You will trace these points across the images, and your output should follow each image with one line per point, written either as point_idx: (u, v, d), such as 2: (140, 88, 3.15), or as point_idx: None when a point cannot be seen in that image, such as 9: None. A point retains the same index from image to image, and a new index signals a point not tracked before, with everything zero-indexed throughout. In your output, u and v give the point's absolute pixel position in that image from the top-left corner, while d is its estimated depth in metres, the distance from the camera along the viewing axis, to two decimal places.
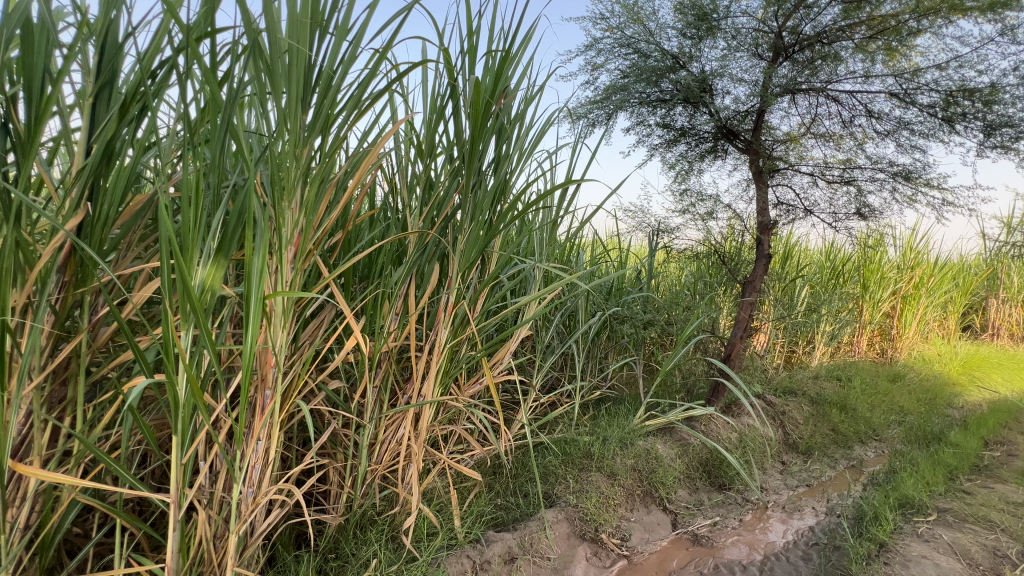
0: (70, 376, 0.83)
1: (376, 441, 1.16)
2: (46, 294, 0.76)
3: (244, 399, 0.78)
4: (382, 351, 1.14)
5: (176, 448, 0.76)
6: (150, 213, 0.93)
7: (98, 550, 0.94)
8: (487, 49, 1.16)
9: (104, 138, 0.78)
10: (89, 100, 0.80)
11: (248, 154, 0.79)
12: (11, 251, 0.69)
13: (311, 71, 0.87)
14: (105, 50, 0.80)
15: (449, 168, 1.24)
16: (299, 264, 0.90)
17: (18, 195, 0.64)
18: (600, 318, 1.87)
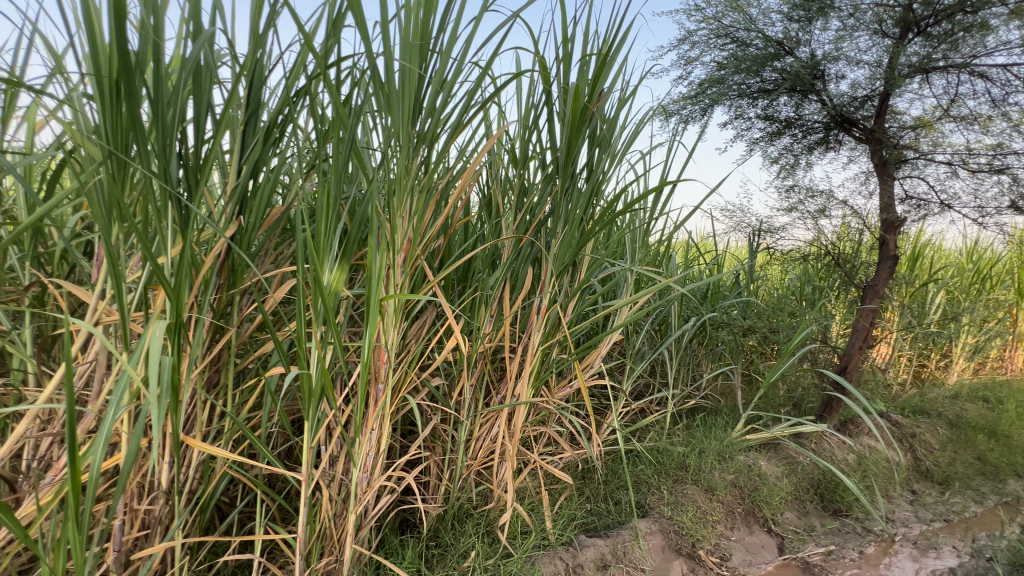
0: (223, 364, 0.97)
1: (472, 438, 1.21)
2: (208, 294, 0.89)
3: (361, 391, 0.86)
4: (479, 351, 1.18)
5: (307, 432, 0.86)
6: (284, 223, 1.06)
7: (241, 517, 1.09)
8: (583, 54, 1.17)
9: (253, 159, 0.90)
10: (240, 127, 0.92)
11: (367, 167, 0.87)
12: (187, 256, 0.82)
13: (421, 88, 0.94)
14: (253, 83, 0.92)
15: (542, 173, 1.26)
16: (408, 268, 0.97)
17: (195, 210, 0.76)
18: (695, 324, 1.78)
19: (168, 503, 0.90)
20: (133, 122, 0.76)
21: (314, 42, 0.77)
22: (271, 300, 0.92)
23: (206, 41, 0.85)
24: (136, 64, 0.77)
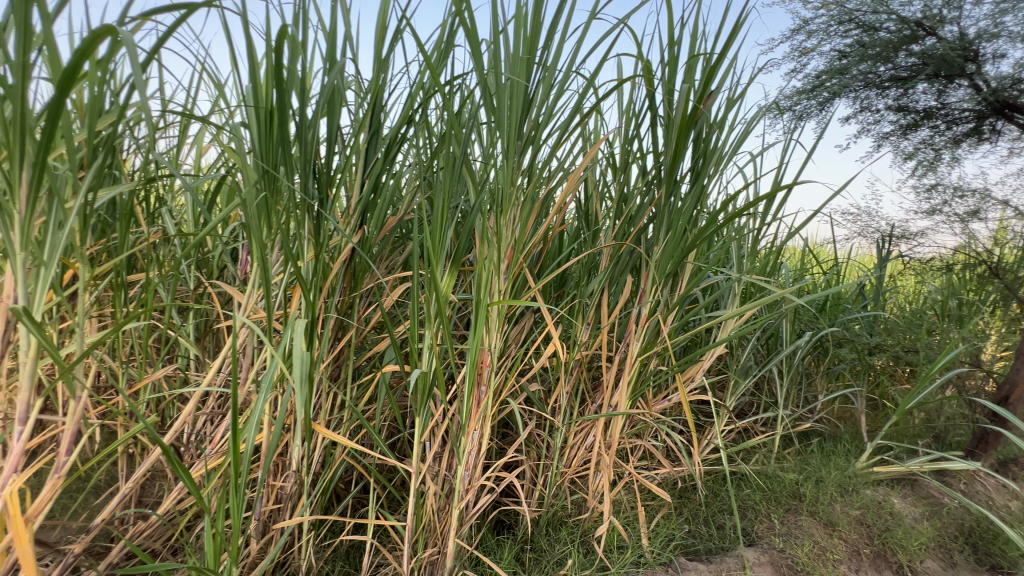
0: (344, 360, 1.07)
1: (567, 445, 1.21)
2: (335, 296, 0.99)
3: (467, 391, 0.90)
4: (576, 359, 1.18)
5: (418, 427, 0.91)
6: (398, 232, 1.14)
7: (355, 501, 1.19)
8: (690, 55, 1.13)
9: (375, 175, 0.99)
10: (363, 146, 1.02)
11: (476, 178, 0.91)
12: (320, 263, 0.92)
13: (527, 102, 0.96)
14: (375, 105, 1.01)
15: (643, 181, 1.23)
16: (511, 274, 0.99)
17: (329, 221, 0.85)
18: (811, 339, 1.62)
19: (298, 481, 1.01)
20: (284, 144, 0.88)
21: (432, 65, 0.83)
22: (388, 304, 1.00)
23: (338, 71, 0.95)
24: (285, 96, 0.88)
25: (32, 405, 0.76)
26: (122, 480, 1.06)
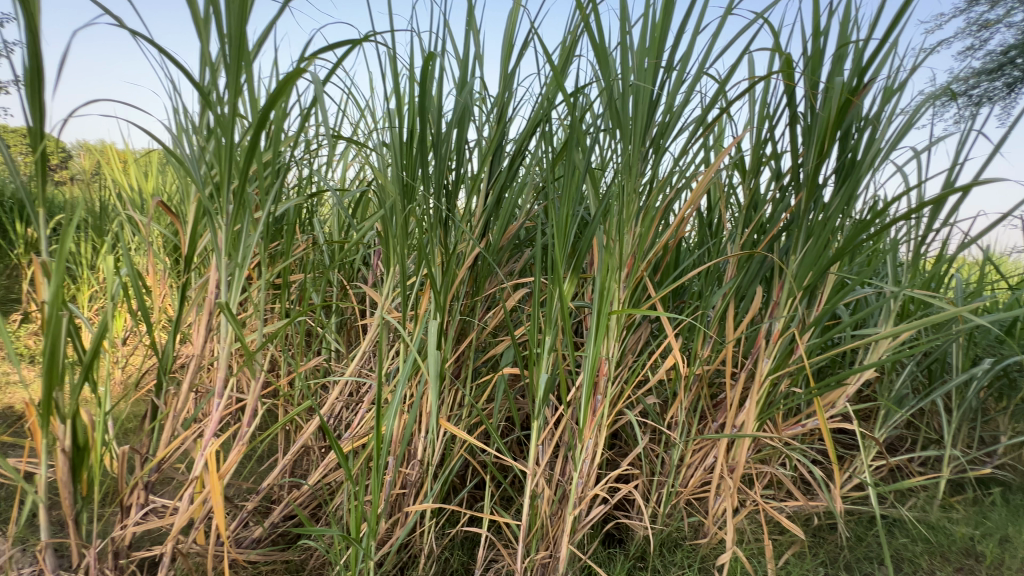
0: (465, 361, 1.13)
1: (684, 464, 1.15)
2: (461, 299, 1.05)
3: (585, 399, 0.89)
4: (696, 373, 1.12)
5: (535, 431, 0.93)
6: (518, 239, 1.18)
7: (471, 495, 1.25)
8: (839, 44, 1.01)
9: (500, 184, 1.03)
10: (490, 157, 1.06)
11: (599, 185, 0.90)
12: (449, 268, 0.99)
13: (654, 105, 0.93)
14: (501, 120, 1.05)
15: (778, 185, 1.13)
16: (631, 284, 0.96)
17: (459, 228, 0.90)
18: (993, 369, 1.35)
19: (422, 470, 1.09)
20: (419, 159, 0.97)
21: (559, 75, 0.83)
22: (511, 309, 1.04)
23: (469, 89, 1.01)
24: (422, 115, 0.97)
25: (225, 381, 0.93)
26: (283, 451, 1.24)
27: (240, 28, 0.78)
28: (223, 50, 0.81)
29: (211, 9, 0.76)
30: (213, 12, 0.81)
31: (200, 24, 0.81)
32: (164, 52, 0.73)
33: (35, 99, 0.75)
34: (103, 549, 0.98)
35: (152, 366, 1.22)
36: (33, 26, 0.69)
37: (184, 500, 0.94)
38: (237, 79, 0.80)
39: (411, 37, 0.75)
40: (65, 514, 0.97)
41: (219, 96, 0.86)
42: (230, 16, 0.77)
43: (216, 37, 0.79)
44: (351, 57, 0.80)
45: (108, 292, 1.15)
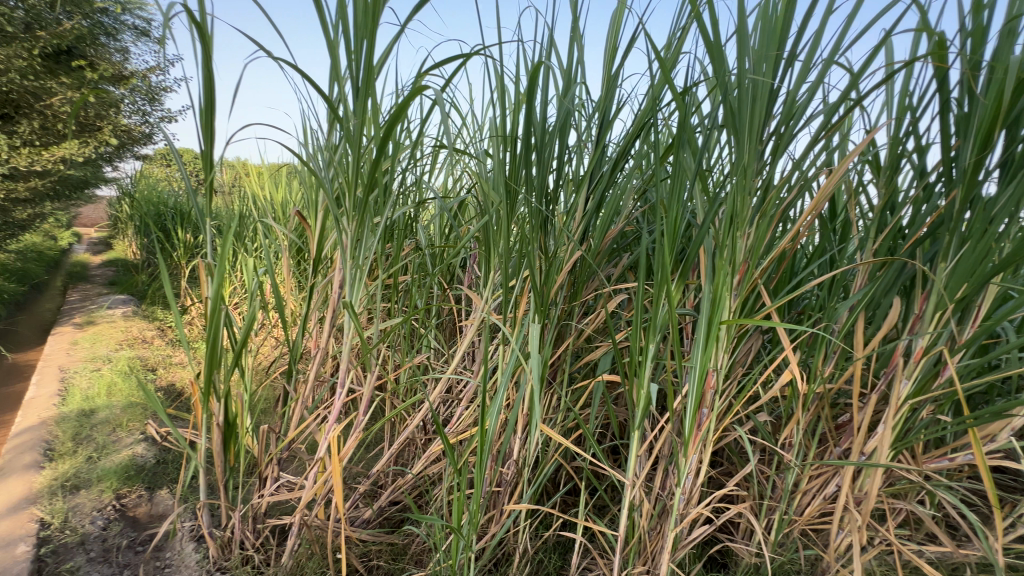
0: (561, 365, 1.14)
1: (799, 491, 1.05)
2: (558, 304, 1.06)
3: (691, 412, 0.85)
4: (816, 393, 1.01)
5: (635, 442, 0.89)
6: (617, 244, 1.16)
7: (563, 500, 1.25)
8: (1008, 18, 0.86)
9: (601, 188, 1.02)
10: (590, 162, 1.05)
11: (710, 188, 0.83)
12: (548, 272, 0.99)
13: (774, 99, 0.82)
14: (602, 125, 1.04)
15: (922, 184, 0.99)
16: (744, 292, 0.89)
17: (560, 229, 0.90)
18: None
19: (517, 471, 1.12)
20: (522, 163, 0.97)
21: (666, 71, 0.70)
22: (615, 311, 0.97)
23: (572, 94, 1.00)
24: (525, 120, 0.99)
25: (346, 373, 1.03)
26: (388, 441, 1.34)
27: (364, 43, 0.86)
28: (350, 65, 0.89)
29: (342, 28, 0.84)
30: (341, 29, 0.88)
31: (330, 42, 0.88)
32: (303, 71, 0.82)
33: (203, 117, 0.88)
34: (245, 512, 1.13)
35: (282, 355, 1.39)
36: (205, 54, 0.82)
37: (309, 478, 1.05)
38: (364, 93, 0.89)
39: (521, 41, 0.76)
40: (218, 479, 1.14)
41: (346, 109, 0.94)
42: (358, 34, 0.85)
43: (344, 53, 0.87)
44: (462, 65, 0.83)
45: (250, 289, 1.33)
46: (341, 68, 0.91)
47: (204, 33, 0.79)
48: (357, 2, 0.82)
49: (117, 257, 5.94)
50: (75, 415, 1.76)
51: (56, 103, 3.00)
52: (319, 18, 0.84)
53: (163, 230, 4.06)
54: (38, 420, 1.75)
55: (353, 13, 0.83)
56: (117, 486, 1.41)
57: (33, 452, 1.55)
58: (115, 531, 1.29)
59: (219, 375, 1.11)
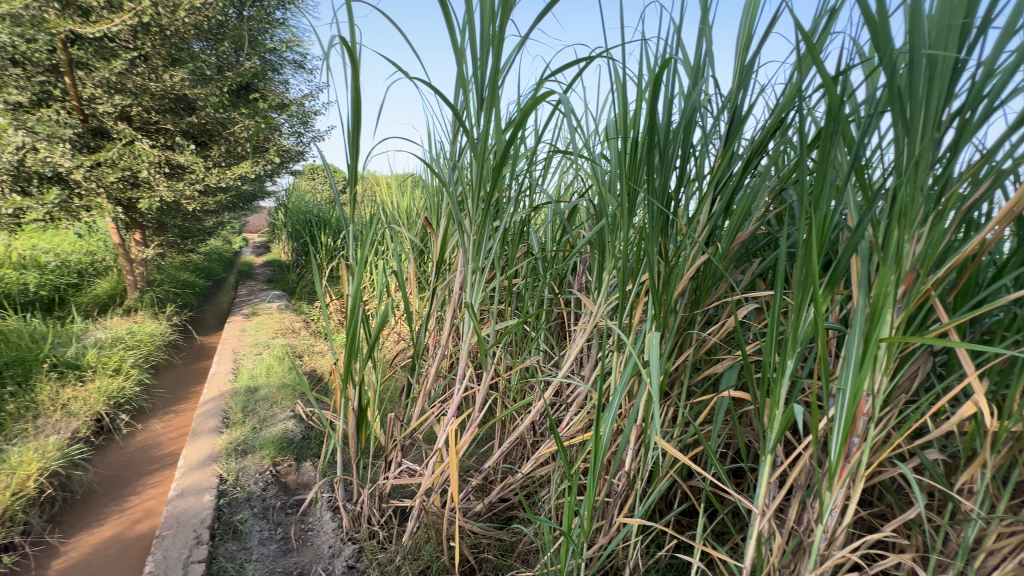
0: (680, 377, 1.08)
1: (984, 549, 0.86)
2: (678, 312, 1.00)
3: (839, 440, 0.74)
4: (1012, 432, 0.82)
5: (767, 468, 0.80)
6: (747, 247, 1.05)
7: (678, 521, 1.18)
8: None
9: (729, 189, 0.92)
10: (718, 160, 0.95)
11: (866, 187, 0.70)
12: (670, 276, 0.94)
13: (958, 78, 0.66)
14: (733, 120, 0.93)
15: None
16: (912, 305, 0.75)
17: (683, 231, 0.85)
18: None
19: (628, 484, 1.07)
20: (641, 161, 0.93)
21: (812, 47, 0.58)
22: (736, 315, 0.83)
23: (698, 88, 0.92)
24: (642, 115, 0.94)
25: (464, 370, 1.09)
26: (499, 439, 1.38)
27: (489, 50, 0.90)
28: (475, 73, 0.94)
29: (468, 37, 0.89)
30: (468, 39, 0.93)
31: (459, 50, 0.93)
32: (434, 84, 0.88)
33: (349, 130, 0.99)
34: (373, 491, 1.25)
35: (406, 350, 1.51)
36: (354, 73, 0.92)
37: (428, 467, 1.12)
38: (487, 100, 0.93)
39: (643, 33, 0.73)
40: (351, 458, 1.28)
41: (471, 115, 0.99)
42: (483, 42, 0.89)
43: (471, 61, 0.92)
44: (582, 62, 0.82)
45: (378, 287, 1.46)
46: (466, 77, 0.97)
47: (353, 54, 0.89)
48: (483, 11, 0.86)
49: (274, 258, 6.95)
50: (244, 391, 2.10)
51: (236, 131, 3.55)
52: (449, 30, 0.89)
53: (310, 235, 4.66)
54: (218, 393, 2.12)
55: (479, 22, 0.88)
56: (273, 454, 1.65)
57: (215, 419, 1.88)
58: (272, 492, 1.50)
59: (355, 364, 1.24)
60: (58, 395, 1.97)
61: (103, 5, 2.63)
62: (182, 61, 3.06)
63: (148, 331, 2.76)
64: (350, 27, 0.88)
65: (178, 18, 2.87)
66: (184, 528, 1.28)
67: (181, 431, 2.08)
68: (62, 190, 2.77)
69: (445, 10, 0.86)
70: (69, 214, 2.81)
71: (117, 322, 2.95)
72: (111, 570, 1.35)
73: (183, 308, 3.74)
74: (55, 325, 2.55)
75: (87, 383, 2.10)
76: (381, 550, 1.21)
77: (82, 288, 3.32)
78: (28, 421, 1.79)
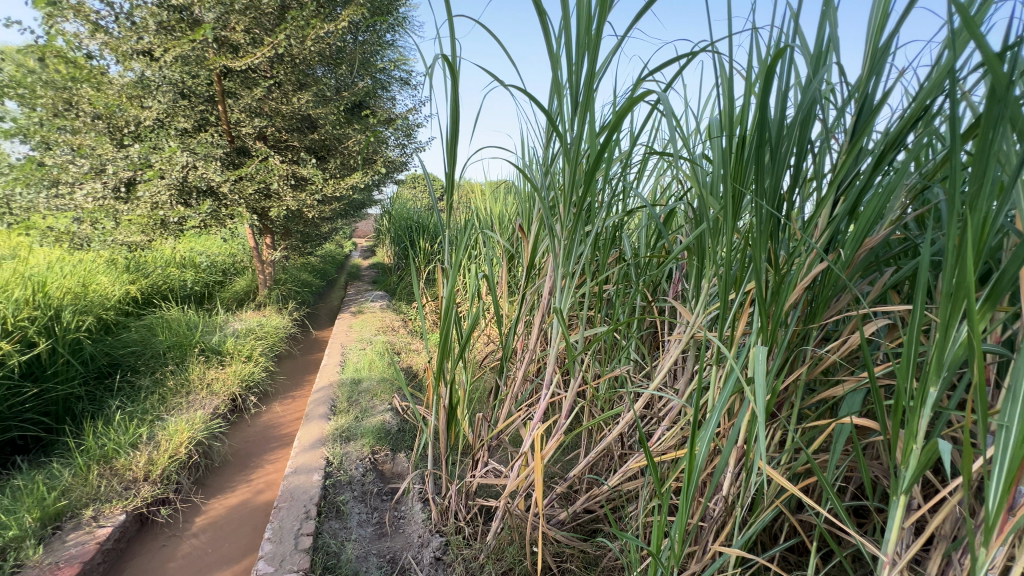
0: (789, 398, 0.98)
1: None
2: (790, 326, 0.91)
3: (1007, 489, 0.60)
4: None
5: (901, 511, 0.68)
6: (877, 255, 0.90)
7: (783, 557, 1.07)
8: None
9: (856, 189, 0.80)
10: (843, 157, 0.83)
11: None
12: (781, 285, 0.85)
13: None
14: (862, 111, 0.81)
15: None
16: None
17: (797, 232, 0.76)
18: None
19: (726, 510, 0.99)
20: (748, 162, 0.85)
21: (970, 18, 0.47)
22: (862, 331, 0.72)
23: (818, 77, 0.81)
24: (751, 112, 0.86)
25: (552, 377, 1.08)
26: (585, 448, 1.36)
27: (585, 54, 0.89)
28: (570, 77, 0.93)
29: (564, 42, 0.88)
30: (563, 45, 0.93)
31: (554, 56, 0.94)
32: (529, 92, 0.89)
33: (448, 139, 1.04)
34: (461, 488, 1.28)
35: (495, 351, 1.54)
36: (454, 86, 0.96)
37: (514, 470, 1.13)
38: (580, 104, 0.92)
39: (754, 23, 0.67)
40: (442, 454, 1.33)
41: (565, 120, 0.99)
42: (580, 46, 0.88)
43: (566, 66, 0.92)
44: (683, 59, 0.78)
45: (470, 290, 1.51)
46: (561, 82, 0.96)
47: (453, 67, 0.94)
48: (580, 14, 0.85)
49: (380, 260, 7.54)
50: (349, 382, 2.29)
51: (349, 145, 3.93)
52: (545, 36, 0.90)
53: (410, 240, 4.98)
54: (328, 383, 2.34)
55: (575, 26, 0.87)
56: (372, 443, 1.77)
57: (324, 406, 2.07)
58: (370, 478, 1.62)
59: (447, 363, 1.29)
60: (205, 376, 2.31)
61: (249, 41, 3.04)
62: (307, 85, 3.46)
63: (274, 324, 3.13)
64: (450, 41, 0.92)
65: (306, 47, 3.21)
66: (296, 502, 1.42)
67: (297, 414, 2.33)
68: (213, 201, 3.20)
69: (541, 18, 0.86)
70: (218, 221, 3.29)
71: (251, 315, 3.38)
72: (239, 532, 1.54)
73: (303, 304, 4.19)
74: (204, 316, 3.00)
75: (227, 367, 2.44)
76: (466, 546, 1.24)
77: (226, 285, 3.86)
78: (183, 396, 2.11)
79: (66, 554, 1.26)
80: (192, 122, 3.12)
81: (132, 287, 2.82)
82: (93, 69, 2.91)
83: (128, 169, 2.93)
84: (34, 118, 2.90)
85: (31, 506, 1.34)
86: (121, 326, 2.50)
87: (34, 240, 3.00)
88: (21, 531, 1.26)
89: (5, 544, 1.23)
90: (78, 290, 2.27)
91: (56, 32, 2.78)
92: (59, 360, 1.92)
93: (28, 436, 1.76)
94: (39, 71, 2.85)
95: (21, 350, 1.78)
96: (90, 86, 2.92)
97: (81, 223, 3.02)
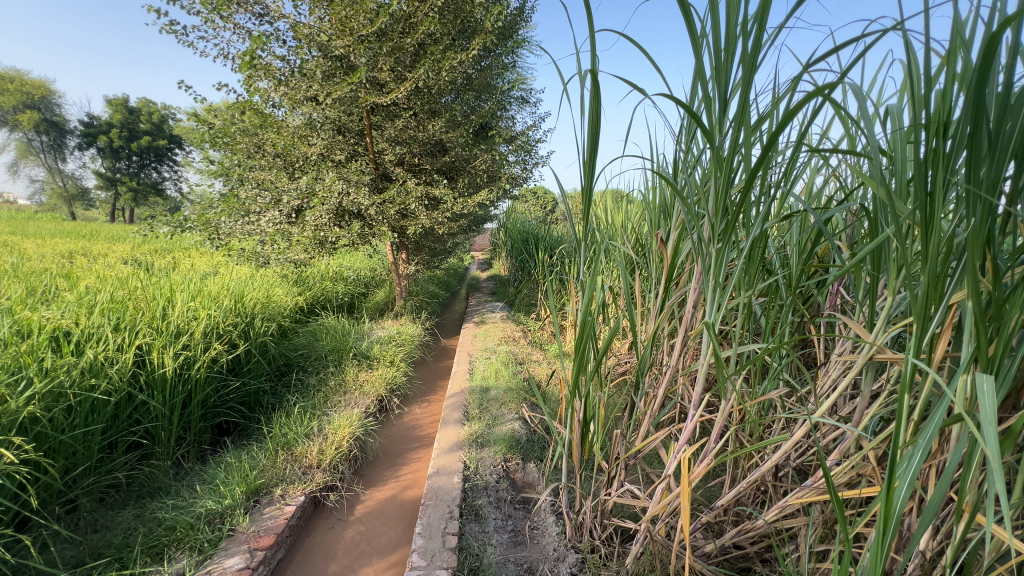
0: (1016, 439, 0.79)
1: None
2: (1018, 350, 0.73)
3: None
4: None
5: None
6: None
7: None
8: None
9: None
10: None
11: None
12: (1009, 302, 0.68)
13: None
14: None
15: None
16: None
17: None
18: None
19: (924, 569, 0.83)
20: (951, 150, 0.71)
21: None
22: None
23: None
24: (955, 85, 0.71)
25: (700, 399, 1.01)
26: (732, 477, 1.25)
27: (736, 44, 0.83)
28: (717, 71, 0.87)
29: (712, 33, 0.82)
30: (709, 38, 0.88)
31: (700, 51, 0.88)
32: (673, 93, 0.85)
33: (586, 151, 1.05)
34: (597, 507, 1.26)
35: (628, 366, 1.50)
36: (592, 93, 0.96)
37: (654, 493, 1.07)
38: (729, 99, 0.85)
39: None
40: (576, 470, 1.32)
41: (714, 117, 0.93)
42: (730, 36, 0.82)
43: (714, 58, 0.86)
44: (859, 38, 0.68)
45: (600, 302, 1.49)
46: (707, 74, 0.90)
47: (593, 76, 0.93)
48: (732, 3, 0.79)
49: (497, 272, 7.88)
50: (478, 390, 2.39)
51: (476, 164, 4.19)
52: (689, 28, 0.85)
53: (528, 252, 5.12)
54: (459, 389, 2.48)
55: (726, 13, 0.80)
56: (505, 450, 1.83)
57: (458, 412, 2.19)
58: (504, 486, 1.67)
59: (582, 379, 1.28)
60: (357, 377, 2.59)
61: (393, 78, 3.40)
62: (439, 112, 3.77)
63: (410, 332, 3.42)
64: (591, 54, 0.92)
65: (441, 77, 3.48)
66: (441, 501, 1.52)
67: (433, 418, 2.50)
68: (362, 223, 3.63)
69: (686, 12, 0.82)
70: (365, 239, 3.71)
71: (390, 324, 3.75)
72: (388, 524, 1.70)
73: (432, 314, 4.53)
74: (354, 324, 3.39)
75: (375, 371, 2.72)
76: (604, 567, 1.21)
77: (368, 296, 4.34)
78: (342, 394, 2.40)
79: (265, 525, 1.50)
80: (346, 154, 3.64)
81: (301, 298, 3.31)
82: (275, 117, 3.51)
83: (299, 198, 3.45)
84: (234, 160, 3.59)
85: (240, 480, 1.61)
86: (293, 332, 2.94)
87: (232, 259, 3.67)
88: (234, 501, 1.53)
89: (223, 510, 1.50)
90: (264, 301, 2.73)
91: (252, 90, 3.40)
92: (252, 359, 2.32)
93: (230, 421, 2.15)
94: (238, 122, 3.50)
95: (228, 350, 2.18)
96: (273, 131, 3.53)
97: (263, 244, 3.57)
